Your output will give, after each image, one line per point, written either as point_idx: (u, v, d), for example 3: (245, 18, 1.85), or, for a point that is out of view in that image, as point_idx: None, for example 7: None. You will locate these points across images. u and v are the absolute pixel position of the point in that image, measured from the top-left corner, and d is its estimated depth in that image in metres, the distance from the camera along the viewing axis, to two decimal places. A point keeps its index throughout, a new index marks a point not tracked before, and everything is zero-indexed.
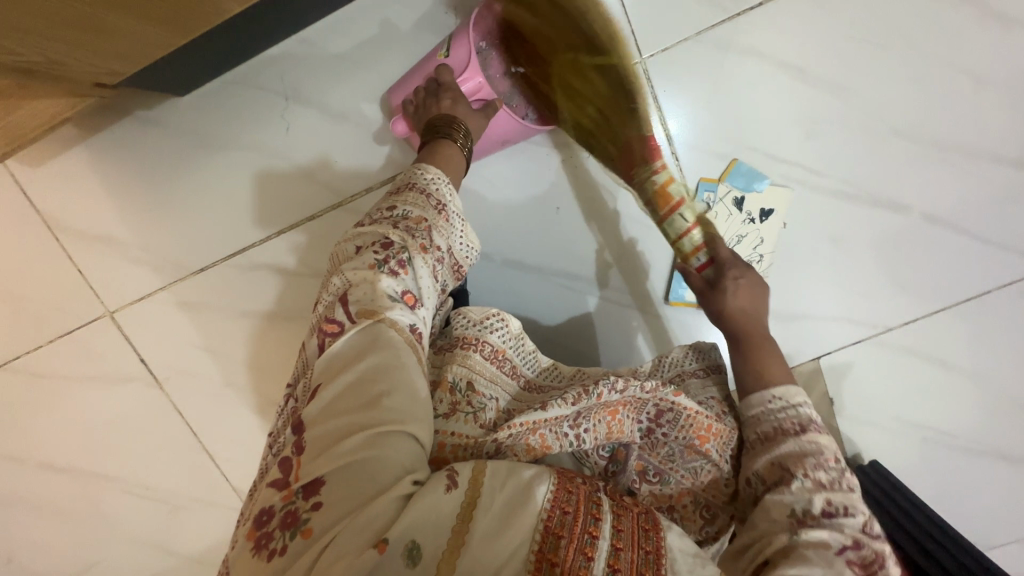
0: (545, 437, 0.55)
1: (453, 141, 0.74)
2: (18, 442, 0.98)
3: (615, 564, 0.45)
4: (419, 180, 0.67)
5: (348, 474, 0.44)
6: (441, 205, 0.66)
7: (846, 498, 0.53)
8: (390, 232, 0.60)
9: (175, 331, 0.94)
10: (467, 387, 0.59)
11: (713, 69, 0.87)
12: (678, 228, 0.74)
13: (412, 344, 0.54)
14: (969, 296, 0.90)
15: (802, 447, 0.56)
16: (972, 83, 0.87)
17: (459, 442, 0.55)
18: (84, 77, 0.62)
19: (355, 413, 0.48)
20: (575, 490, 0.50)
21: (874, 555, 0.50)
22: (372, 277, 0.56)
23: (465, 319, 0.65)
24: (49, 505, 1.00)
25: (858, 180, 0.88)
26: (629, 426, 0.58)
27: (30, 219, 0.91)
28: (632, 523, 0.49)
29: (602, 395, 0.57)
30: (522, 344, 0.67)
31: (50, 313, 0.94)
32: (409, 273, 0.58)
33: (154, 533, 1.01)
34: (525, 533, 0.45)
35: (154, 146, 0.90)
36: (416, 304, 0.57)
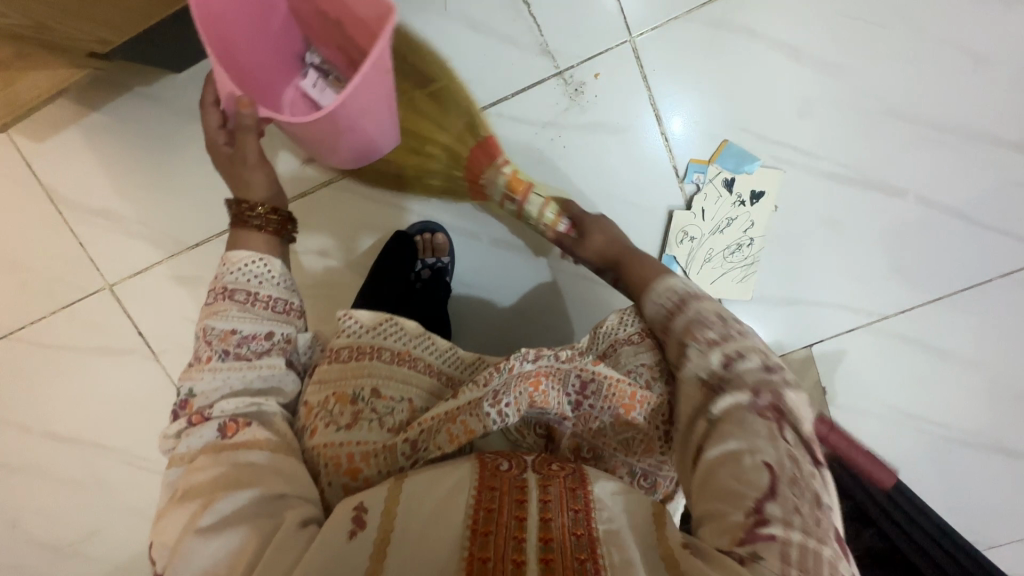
0: (465, 424, 0.54)
1: (251, 227, 0.64)
2: (23, 410, 1.01)
3: (546, 537, 0.45)
4: (218, 274, 0.61)
5: (216, 568, 0.45)
6: (228, 289, 0.60)
7: (738, 343, 0.55)
8: (199, 372, 0.56)
9: (172, 305, 0.97)
10: (371, 394, 0.58)
11: (704, 48, 0.86)
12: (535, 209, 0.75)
13: (213, 459, 0.51)
14: (967, 283, 0.88)
15: (693, 316, 0.58)
16: (971, 65, 0.85)
17: (366, 449, 0.54)
18: (76, 44, 0.64)
19: (200, 499, 0.48)
20: (497, 484, 0.50)
21: (773, 395, 0.51)
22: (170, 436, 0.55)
23: (355, 324, 0.63)
24: (51, 472, 1.03)
25: (851, 163, 0.87)
26: (555, 397, 0.56)
27: (35, 192, 0.94)
28: (559, 488, 0.50)
29: (515, 365, 0.57)
30: (432, 342, 0.66)
31: (53, 285, 0.96)
32: (195, 403, 0.55)
33: (151, 503, 1.03)
34: (453, 536, 0.46)
35: (150, 122, 0.92)
36: (209, 416, 0.53)
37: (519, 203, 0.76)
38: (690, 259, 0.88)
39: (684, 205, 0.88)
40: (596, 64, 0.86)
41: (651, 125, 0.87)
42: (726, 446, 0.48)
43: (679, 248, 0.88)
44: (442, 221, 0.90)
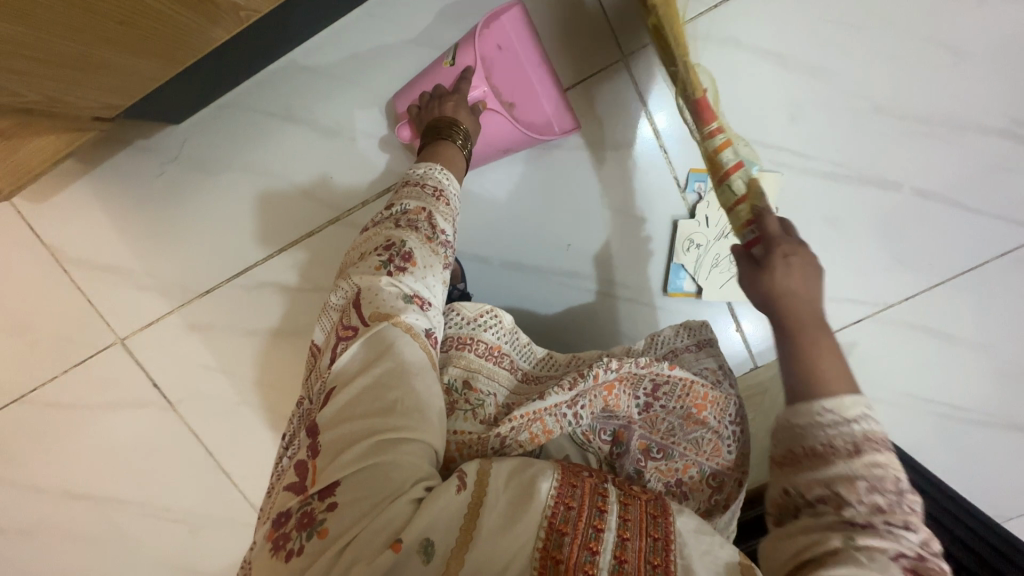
0: (547, 421, 0.58)
1: (453, 142, 0.75)
2: (39, 473, 1.00)
3: (621, 557, 0.48)
4: (427, 173, 0.70)
5: (363, 484, 0.46)
6: (446, 199, 0.68)
7: (904, 511, 0.46)
8: (408, 238, 0.62)
9: (184, 353, 0.96)
10: (464, 386, 0.62)
11: (695, 62, 0.87)
12: (728, 200, 0.62)
13: (421, 348, 0.55)
14: (966, 267, 0.91)
15: (855, 466, 0.47)
16: (953, 57, 0.87)
17: (463, 440, 0.58)
18: (83, 112, 0.64)
19: (367, 419, 0.49)
20: (579, 483, 0.52)
21: (932, 565, 0.45)
22: (377, 279, 0.58)
23: (458, 317, 0.68)
24: (73, 533, 1.02)
25: (846, 160, 0.89)
26: (626, 401, 0.61)
27: (39, 254, 0.93)
28: (640, 512, 0.51)
29: (600, 373, 0.58)
30: (517, 337, 0.70)
31: (63, 345, 0.96)
32: (416, 266, 0.60)
33: (177, 555, 1.03)
34: (531, 528, 0.48)
35: (153, 173, 0.92)
36: (425, 303, 0.59)
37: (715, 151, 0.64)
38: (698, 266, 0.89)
39: (687, 214, 0.89)
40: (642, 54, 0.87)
41: (642, 127, 0.89)
42: (855, 574, 0.42)
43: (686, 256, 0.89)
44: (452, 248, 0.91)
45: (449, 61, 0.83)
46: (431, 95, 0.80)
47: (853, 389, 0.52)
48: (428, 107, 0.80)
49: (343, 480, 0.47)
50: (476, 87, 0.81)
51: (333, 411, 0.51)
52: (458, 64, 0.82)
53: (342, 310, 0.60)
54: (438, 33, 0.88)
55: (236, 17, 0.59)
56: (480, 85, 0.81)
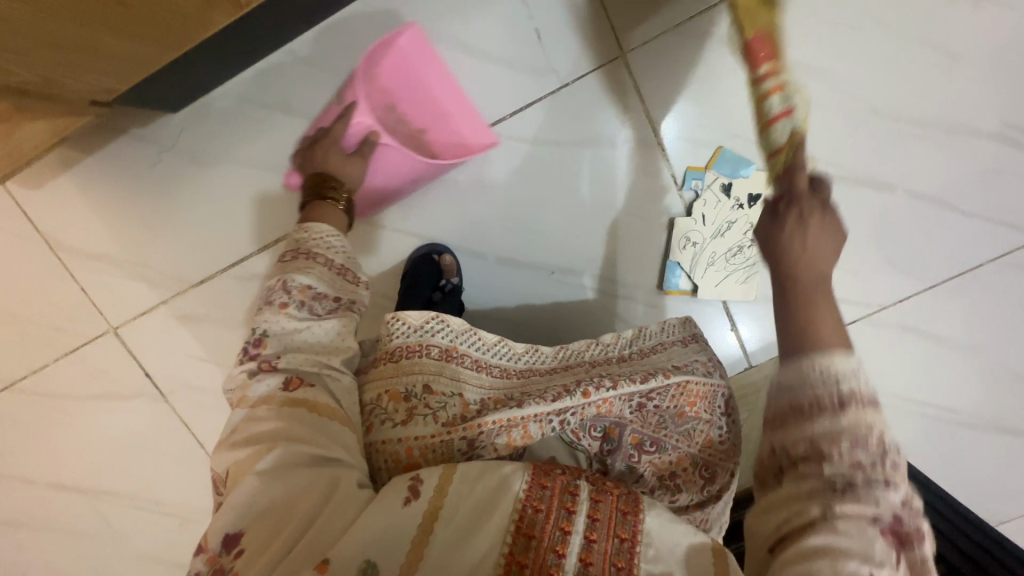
0: (528, 428, 0.58)
1: (329, 201, 0.73)
2: (28, 462, 0.99)
3: (587, 559, 0.48)
4: (299, 240, 0.66)
5: (270, 518, 0.48)
6: (311, 254, 0.65)
7: (884, 454, 0.46)
8: (259, 321, 0.60)
9: (176, 344, 0.96)
10: (424, 391, 0.61)
11: (693, 61, 0.88)
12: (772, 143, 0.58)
13: (276, 413, 0.54)
14: (959, 270, 0.91)
15: (839, 420, 0.47)
16: (949, 60, 0.87)
17: (426, 444, 0.57)
18: (80, 95, 0.64)
19: (255, 460, 0.51)
20: (550, 484, 0.52)
21: (912, 531, 0.45)
22: (245, 376, 0.58)
23: (405, 326, 0.64)
24: (62, 524, 1.02)
25: (842, 161, 0.90)
26: (618, 406, 0.61)
27: (32, 241, 0.92)
28: (610, 509, 0.51)
29: (590, 390, 0.59)
30: (477, 337, 0.67)
31: (54, 333, 0.95)
32: (270, 345, 0.58)
33: (165, 547, 1.03)
34: (495, 534, 0.48)
35: (148, 163, 0.91)
36: (277, 366, 0.57)
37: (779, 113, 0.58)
38: (694, 264, 0.89)
39: (683, 211, 0.90)
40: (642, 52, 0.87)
41: (641, 125, 0.89)
42: (835, 539, 0.43)
43: (683, 253, 0.90)
44: (449, 243, 0.92)
45: (336, 99, 0.84)
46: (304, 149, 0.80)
47: (847, 345, 0.51)
48: (304, 161, 0.79)
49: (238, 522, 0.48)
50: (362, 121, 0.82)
51: (232, 466, 0.52)
52: (344, 102, 0.83)
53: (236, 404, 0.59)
54: (436, 28, 0.88)
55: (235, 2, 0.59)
56: (363, 119, 0.82)
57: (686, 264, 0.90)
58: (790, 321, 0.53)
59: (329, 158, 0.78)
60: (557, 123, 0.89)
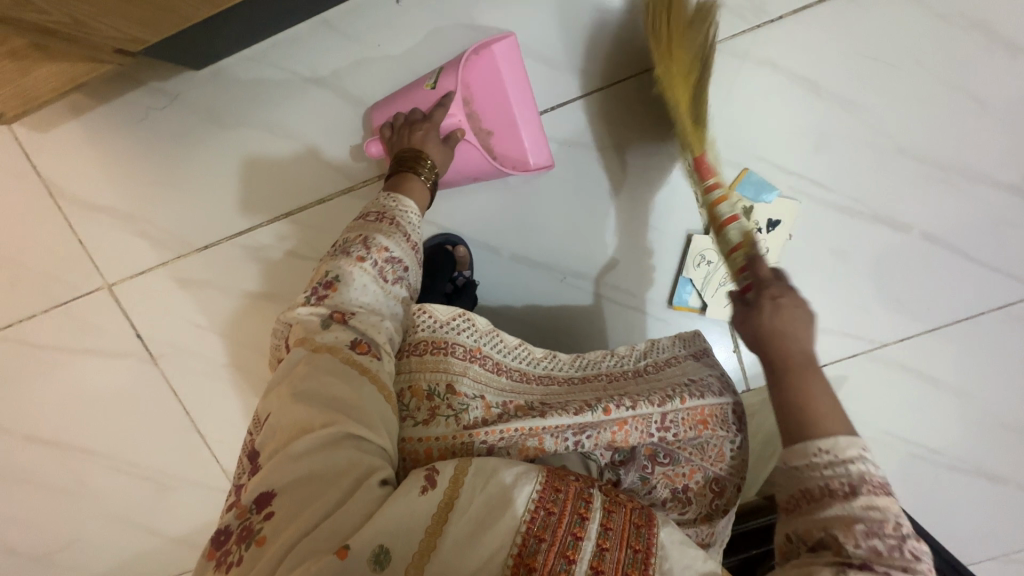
0: (544, 441, 0.58)
1: (416, 176, 0.74)
2: (5, 412, 0.96)
3: (598, 566, 0.48)
4: (384, 206, 0.68)
5: (304, 486, 0.46)
6: (395, 219, 0.67)
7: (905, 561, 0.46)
8: (330, 266, 0.61)
9: (172, 307, 0.93)
10: (447, 390, 0.59)
11: (728, 79, 0.87)
12: (729, 244, 0.65)
13: (337, 363, 0.54)
14: (961, 316, 0.92)
15: (849, 507, 0.48)
16: (978, 107, 0.88)
17: (446, 445, 0.57)
18: (106, 42, 0.61)
19: (300, 423, 0.50)
20: (564, 489, 0.51)
21: None
22: (305, 311, 0.59)
23: (430, 319, 0.64)
24: (34, 478, 0.99)
25: (862, 197, 0.90)
26: (636, 437, 0.60)
27: (32, 185, 0.89)
28: (624, 519, 0.51)
29: (611, 408, 0.60)
30: (500, 341, 0.68)
31: (46, 283, 0.92)
32: (340, 291, 0.59)
33: (141, 511, 1.01)
34: (506, 533, 0.47)
35: (163, 118, 0.88)
36: (348, 320, 0.57)
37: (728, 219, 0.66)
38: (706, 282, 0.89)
39: (702, 229, 0.90)
40: None
41: (670, 137, 0.88)
42: None
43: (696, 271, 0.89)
44: (464, 234, 0.90)
45: (429, 84, 0.81)
46: (405, 120, 0.79)
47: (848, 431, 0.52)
48: (400, 133, 0.78)
49: (274, 484, 0.47)
50: (453, 116, 0.80)
51: (275, 418, 0.51)
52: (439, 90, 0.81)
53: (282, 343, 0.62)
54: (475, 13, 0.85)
55: None
56: (456, 114, 0.80)
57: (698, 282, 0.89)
58: (789, 401, 0.54)
59: (425, 142, 0.76)
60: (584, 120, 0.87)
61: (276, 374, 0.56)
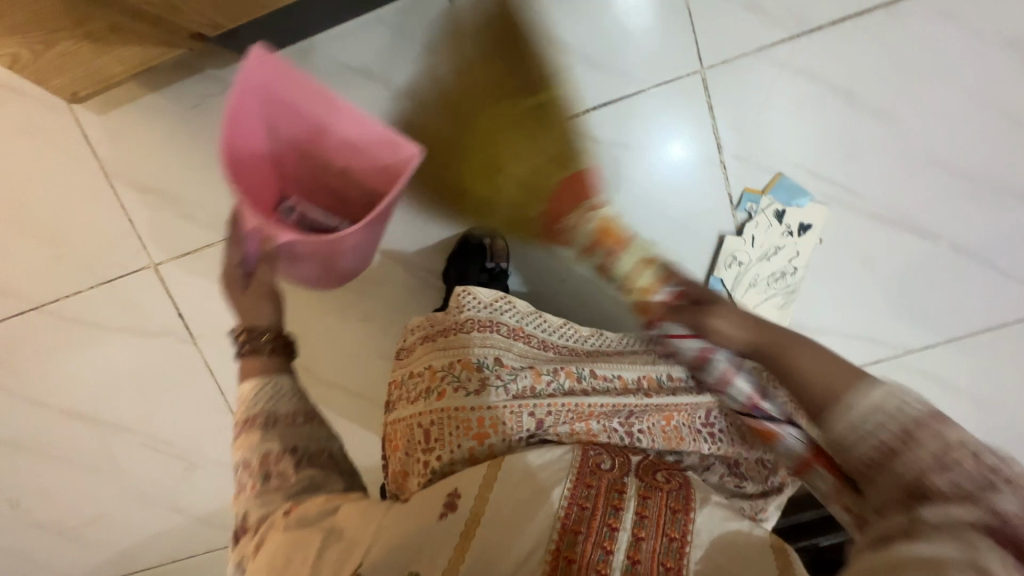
0: (591, 426, 0.60)
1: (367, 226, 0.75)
2: (44, 385, 0.99)
3: (635, 557, 0.48)
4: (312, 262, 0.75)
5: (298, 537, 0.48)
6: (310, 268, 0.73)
7: None
8: (252, 359, 0.65)
9: (213, 289, 0.96)
10: (495, 363, 0.63)
11: (766, 86, 0.89)
12: (626, 280, 0.59)
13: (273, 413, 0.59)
14: (986, 326, 0.94)
15: None
16: (1009, 123, 0.90)
17: (497, 416, 0.59)
18: (182, 28, 0.64)
19: (274, 497, 0.54)
20: (596, 483, 0.53)
21: None
22: (248, 413, 0.59)
23: (475, 300, 0.69)
24: (68, 451, 1.02)
25: (892, 206, 0.92)
26: (686, 432, 0.64)
27: (86, 165, 0.92)
28: (658, 506, 0.52)
29: (653, 394, 0.65)
30: (542, 322, 0.73)
31: (93, 261, 0.95)
32: (267, 374, 0.63)
33: (170, 489, 1.03)
34: (541, 531, 0.48)
35: (215, 105, 0.91)
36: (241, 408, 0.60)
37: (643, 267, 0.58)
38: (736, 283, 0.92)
39: (734, 231, 0.92)
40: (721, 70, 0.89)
41: (707, 137, 0.90)
42: None
43: (727, 271, 0.92)
44: None
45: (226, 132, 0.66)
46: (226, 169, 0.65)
47: None
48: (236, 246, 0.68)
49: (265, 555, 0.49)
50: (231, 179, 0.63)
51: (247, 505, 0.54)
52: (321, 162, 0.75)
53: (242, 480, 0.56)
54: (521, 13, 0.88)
55: None
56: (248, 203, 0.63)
57: (728, 282, 0.92)
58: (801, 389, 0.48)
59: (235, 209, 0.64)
60: (624, 117, 0.89)
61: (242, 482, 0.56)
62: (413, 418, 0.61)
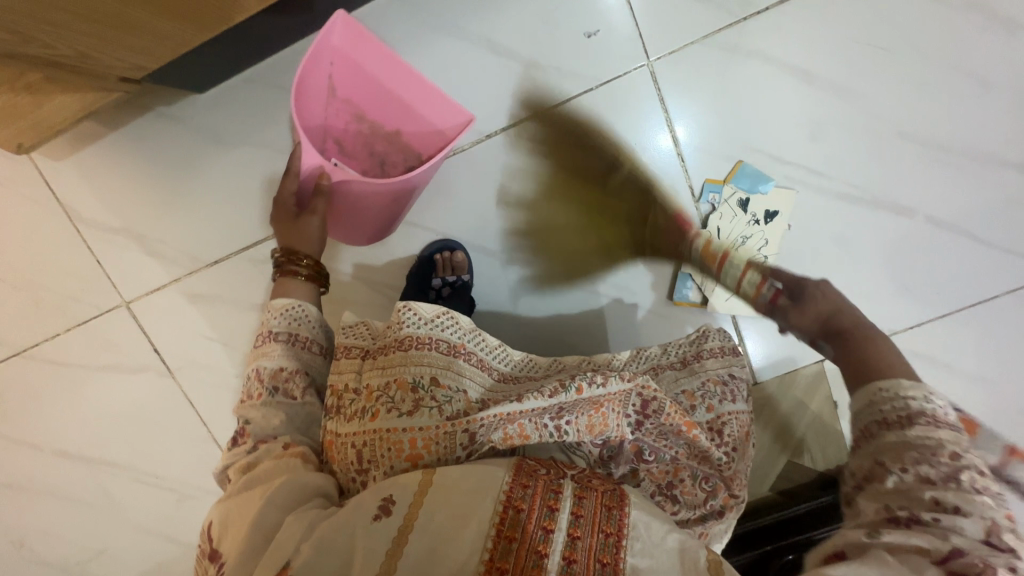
0: (524, 426, 0.59)
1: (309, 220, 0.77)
2: (33, 428, 1.01)
3: (570, 557, 0.49)
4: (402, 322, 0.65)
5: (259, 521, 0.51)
6: (460, 351, 0.66)
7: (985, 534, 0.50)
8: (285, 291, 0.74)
9: (187, 321, 0.97)
10: (431, 383, 0.61)
11: (718, 73, 0.87)
12: (733, 276, 0.72)
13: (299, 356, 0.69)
14: (975, 300, 0.90)
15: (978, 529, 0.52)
16: (979, 87, 0.86)
17: (429, 436, 0.58)
18: (112, 71, 0.66)
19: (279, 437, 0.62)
20: (531, 483, 0.53)
21: None
22: (274, 334, 0.69)
23: (415, 316, 0.65)
24: (61, 491, 1.03)
25: (863, 183, 0.89)
26: (614, 419, 0.60)
27: (52, 210, 0.94)
28: (595, 504, 0.53)
29: (582, 387, 0.60)
30: (482, 340, 0.69)
31: (67, 303, 0.96)
32: (294, 310, 0.71)
33: (162, 522, 1.04)
34: (474, 539, 0.48)
35: (169, 141, 0.92)
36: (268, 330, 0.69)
37: (739, 275, 0.71)
38: (705, 276, 0.89)
39: (699, 224, 0.89)
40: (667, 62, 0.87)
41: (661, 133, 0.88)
42: None
43: None
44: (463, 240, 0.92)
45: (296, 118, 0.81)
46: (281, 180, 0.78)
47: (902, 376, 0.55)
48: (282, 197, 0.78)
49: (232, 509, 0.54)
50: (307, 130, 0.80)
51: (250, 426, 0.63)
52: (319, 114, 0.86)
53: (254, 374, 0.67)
54: (464, 23, 0.88)
55: None
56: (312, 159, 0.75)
57: (698, 276, 0.90)
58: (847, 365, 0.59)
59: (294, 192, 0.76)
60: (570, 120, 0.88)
61: (253, 382, 0.66)
62: (348, 437, 0.59)
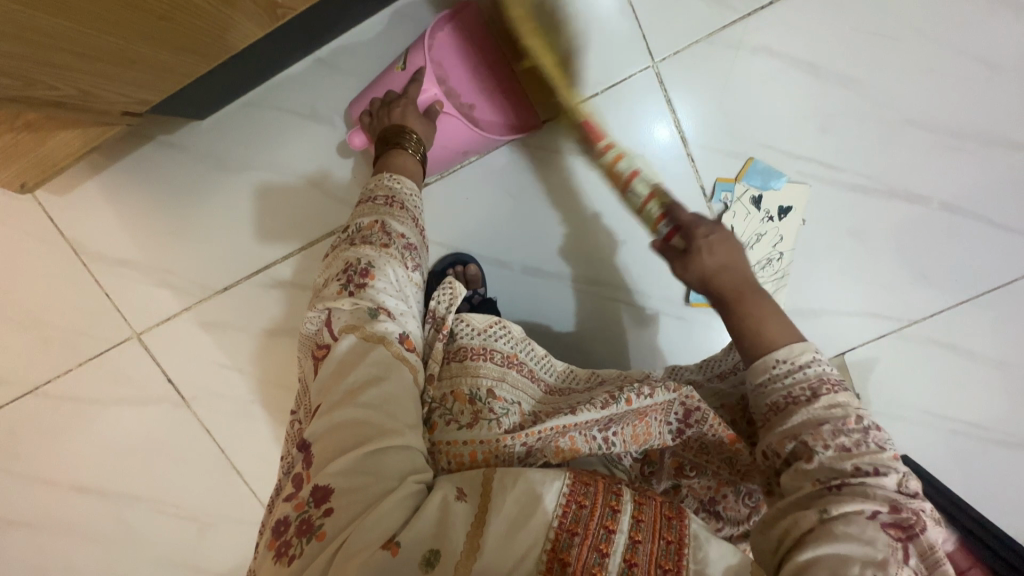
0: (576, 440, 0.58)
1: (403, 150, 0.74)
2: (49, 465, 1.00)
3: (631, 559, 0.48)
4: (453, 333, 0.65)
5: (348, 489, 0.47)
6: (517, 363, 0.65)
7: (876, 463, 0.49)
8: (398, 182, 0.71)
9: (199, 348, 0.96)
10: (488, 394, 0.59)
11: (726, 71, 0.86)
12: (636, 204, 0.71)
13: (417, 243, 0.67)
14: (994, 285, 0.89)
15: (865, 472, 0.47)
16: (987, 71, 0.85)
17: (489, 449, 0.56)
18: (113, 106, 0.65)
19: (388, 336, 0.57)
20: (593, 482, 0.51)
21: (915, 516, 0.45)
22: (402, 215, 0.67)
23: (468, 328, 0.65)
24: (81, 526, 1.02)
25: (876, 174, 0.88)
26: (656, 427, 0.61)
27: (57, 245, 0.93)
28: (654, 511, 0.50)
29: (633, 398, 0.59)
30: (531, 349, 0.69)
31: (77, 338, 0.95)
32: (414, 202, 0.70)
33: (184, 552, 1.03)
34: (536, 534, 0.47)
35: (172, 168, 0.91)
36: (398, 207, 0.67)
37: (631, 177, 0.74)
38: None
39: None
40: (672, 63, 0.86)
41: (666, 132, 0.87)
42: None
43: None
44: (475, 253, 0.91)
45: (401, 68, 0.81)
46: (383, 103, 0.79)
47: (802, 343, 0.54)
48: (378, 116, 0.78)
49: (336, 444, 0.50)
50: (428, 91, 0.79)
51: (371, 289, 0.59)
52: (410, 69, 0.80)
53: (374, 234, 0.63)
54: None
55: (270, 15, 0.60)
56: (430, 89, 0.79)
57: None
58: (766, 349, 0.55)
59: (406, 118, 0.76)
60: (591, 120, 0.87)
61: (377, 241, 0.62)
62: None
